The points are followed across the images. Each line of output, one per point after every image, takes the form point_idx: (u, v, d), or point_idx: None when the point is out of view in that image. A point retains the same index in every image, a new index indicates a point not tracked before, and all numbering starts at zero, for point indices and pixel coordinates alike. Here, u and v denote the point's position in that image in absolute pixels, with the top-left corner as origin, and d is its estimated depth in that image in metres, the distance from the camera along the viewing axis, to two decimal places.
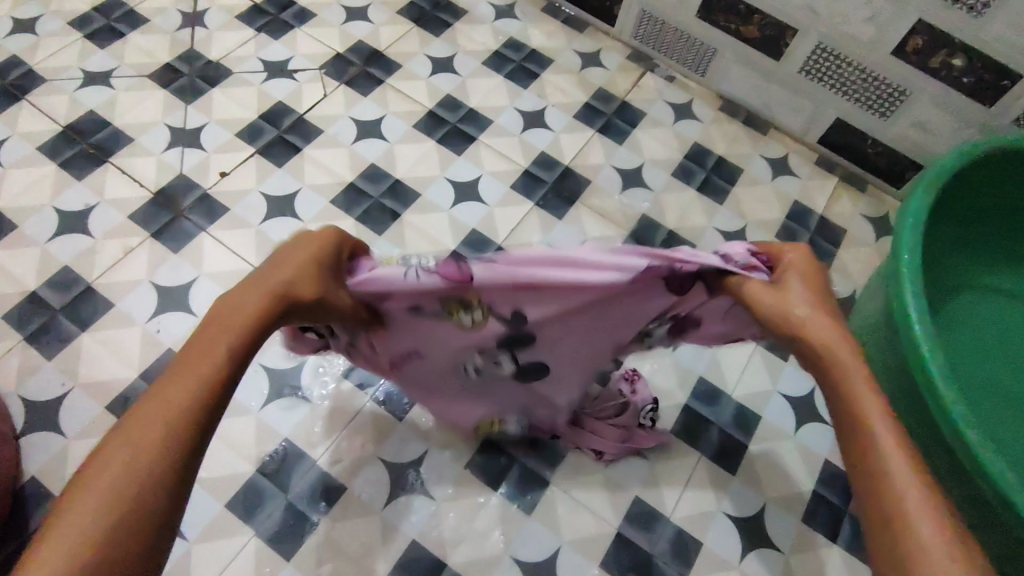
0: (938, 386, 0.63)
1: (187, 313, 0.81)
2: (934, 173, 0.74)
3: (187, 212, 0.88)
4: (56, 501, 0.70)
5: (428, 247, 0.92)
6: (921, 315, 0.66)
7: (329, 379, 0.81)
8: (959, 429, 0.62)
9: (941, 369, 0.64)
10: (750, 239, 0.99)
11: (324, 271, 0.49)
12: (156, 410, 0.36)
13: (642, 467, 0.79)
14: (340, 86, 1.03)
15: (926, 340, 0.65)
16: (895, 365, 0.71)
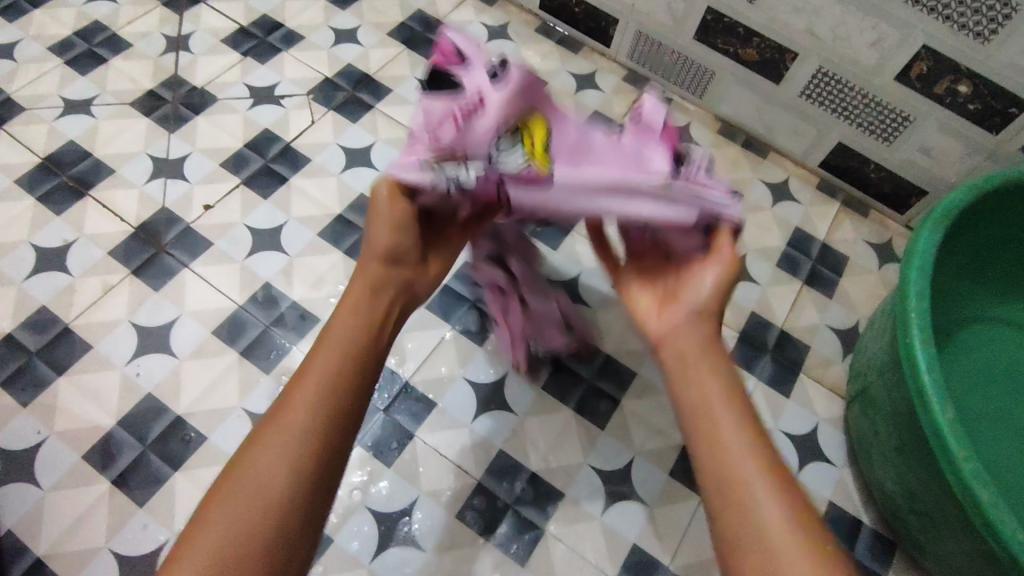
0: (949, 440, 0.61)
1: (168, 355, 0.78)
2: (943, 209, 0.72)
3: (169, 247, 0.85)
4: (31, 558, 0.67)
5: None
6: (931, 363, 0.63)
7: None
8: (968, 486, 0.60)
9: (951, 422, 0.61)
10: (750, 268, 0.96)
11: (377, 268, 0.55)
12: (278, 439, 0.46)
13: (641, 510, 0.77)
14: (328, 112, 1.00)
15: (936, 391, 0.62)
16: (903, 411, 0.69)
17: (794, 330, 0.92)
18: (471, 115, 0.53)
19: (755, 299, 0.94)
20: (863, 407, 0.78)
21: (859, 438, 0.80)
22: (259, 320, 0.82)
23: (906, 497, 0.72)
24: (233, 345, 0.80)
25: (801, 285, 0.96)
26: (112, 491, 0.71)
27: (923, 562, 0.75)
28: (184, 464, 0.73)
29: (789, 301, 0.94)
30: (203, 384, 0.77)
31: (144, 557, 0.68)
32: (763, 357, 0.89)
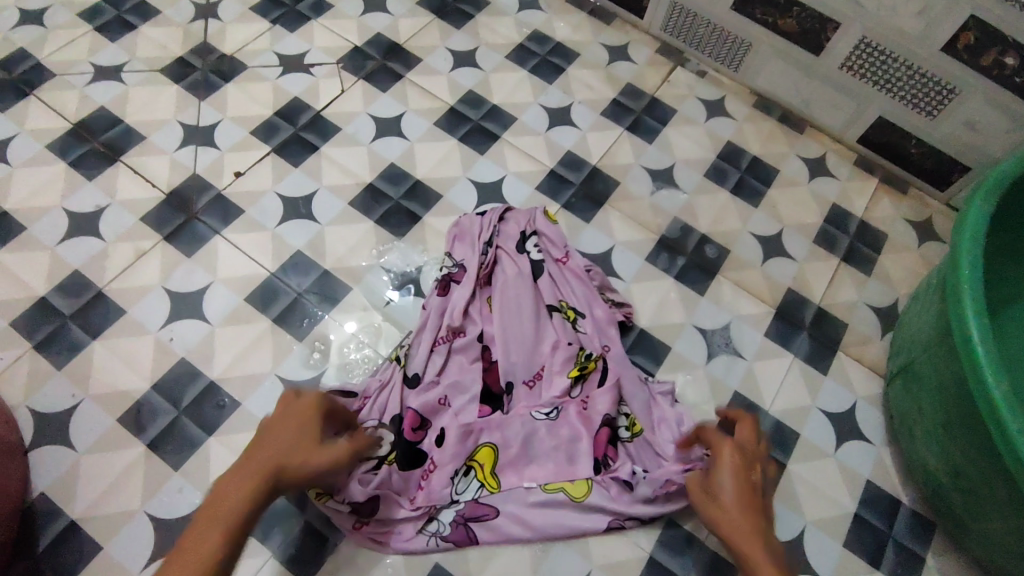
0: (1003, 413, 0.59)
1: (201, 321, 0.78)
2: (991, 182, 0.70)
3: (201, 214, 0.85)
4: (66, 519, 0.67)
5: None
6: (984, 335, 0.62)
7: None
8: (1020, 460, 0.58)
9: (1002, 396, 0.59)
10: (786, 244, 0.94)
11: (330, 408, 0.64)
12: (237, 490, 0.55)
13: None
14: (358, 81, 0.99)
15: (987, 366, 0.61)
16: (951, 386, 0.67)
17: (832, 307, 0.90)
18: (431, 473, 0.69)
19: (792, 276, 0.92)
20: (904, 385, 0.77)
21: (902, 416, 0.77)
22: (291, 288, 0.81)
23: (951, 475, 0.70)
24: (265, 312, 0.79)
25: (839, 262, 0.94)
26: (147, 455, 0.71)
27: (966, 542, 0.73)
28: (218, 429, 0.72)
29: (826, 278, 0.92)
30: (236, 351, 0.77)
31: (179, 521, 0.68)
32: (800, 334, 0.87)
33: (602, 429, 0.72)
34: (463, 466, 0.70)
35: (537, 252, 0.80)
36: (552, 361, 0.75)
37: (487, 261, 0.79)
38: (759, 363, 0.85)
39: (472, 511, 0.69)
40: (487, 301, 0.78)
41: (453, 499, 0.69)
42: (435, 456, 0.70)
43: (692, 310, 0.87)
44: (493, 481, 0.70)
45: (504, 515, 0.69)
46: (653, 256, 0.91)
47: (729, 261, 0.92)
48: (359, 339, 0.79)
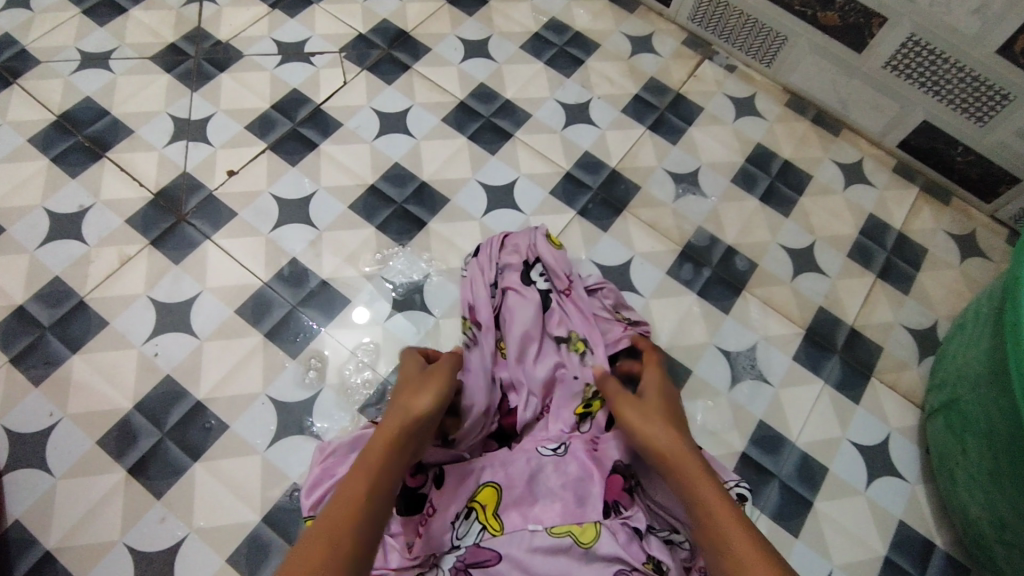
0: None
1: (189, 334, 0.73)
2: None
3: (190, 217, 0.79)
4: (41, 550, 0.63)
5: (458, 262, 0.81)
6: None
7: (345, 414, 0.71)
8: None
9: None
10: (818, 258, 0.88)
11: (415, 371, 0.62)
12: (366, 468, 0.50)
13: None
14: (361, 72, 0.92)
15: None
16: (1002, 438, 0.61)
17: (866, 329, 0.84)
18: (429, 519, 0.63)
19: (824, 293, 0.85)
20: (947, 422, 0.71)
21: (941, 456, 0.72)
22: (286, 300, 0.76)
23: (999, 529, 0.64)
24: (257, 325, 0.74)
25: (875, 279, 0.87)
26: (128, 480, 0.66)
27: None
28: (205, 454, 0.68)
29: (861, 296, 0.86)
30: (226, 367, 0.72)
31: (161, 554, 0.64)
32: (831, 358, 0.81)
33: (612, 472, 0.64)
34: (464, 509, 0.63)
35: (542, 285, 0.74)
36: (559, 395, 0.70)
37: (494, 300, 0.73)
38: (786, 389, 0.79)
39: (473, 556, 0.60)
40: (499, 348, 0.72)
41: (454, 546, 0.61)
42: (434, 499, 0.64)
43: (715, 329, 0.81)
44: (496, 524, 0.61)
45: (506, 561, 0.60)
46: (674, 270, 0.84)
47: (756, 276, 0.85)
48: (358, 358, 0.74)
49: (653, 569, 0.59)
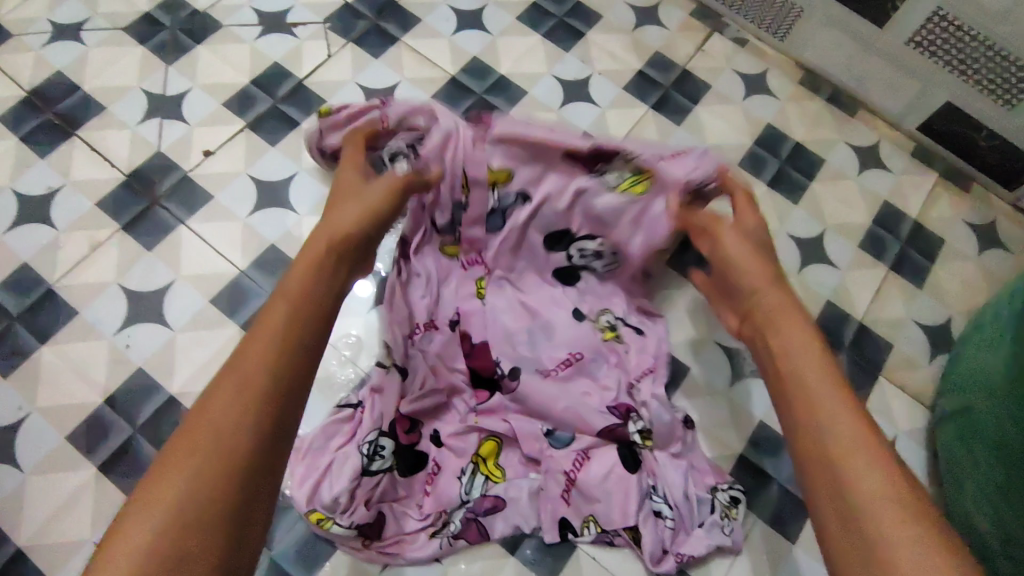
0: None
1: (162, 326, 0.70)
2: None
3: (164, 200, 0.75)
4: (10, 549, 0.61)
5: None
6: None
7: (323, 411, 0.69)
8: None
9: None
10: (827, 249, 0.83)
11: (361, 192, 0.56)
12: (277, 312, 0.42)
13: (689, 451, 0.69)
14: (347, 44, 0.87)
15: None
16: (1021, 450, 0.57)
17: (875, 325, 0.79)
18: (435, 476, 0.65)
19: (832, 286, 0.81)
20: (957, 428, 0.67)
21: (950, 464, 0.68)
22: (263, 289, 0.72)
23: (1004, 543, 0.60)
24: (233, 316, 0.71)
25: (887, 271, 0.82)
26: (98, 478, 0.64)
27: None
28: None
29: (871, 290, 0.81)
30: (200, 361, 0.69)
31: None
32: (837, 355, 0.77)
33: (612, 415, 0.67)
34: (469, 465, 0.66)
35: (590, 258, 0.73)
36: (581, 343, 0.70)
37: (512, 143, 0.69)
38: None
39: (481, 506, 0.65)
40: (477, 281, 0.73)
41: (462, 500, 0.65)
42: (436, 456, 0.66)
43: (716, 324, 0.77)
44: (497, 471, 0.66)
45: (511, 503, 0.65)
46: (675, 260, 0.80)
47: None
48: (341, 351, 0.72)
49: (631, 538, 0.64)
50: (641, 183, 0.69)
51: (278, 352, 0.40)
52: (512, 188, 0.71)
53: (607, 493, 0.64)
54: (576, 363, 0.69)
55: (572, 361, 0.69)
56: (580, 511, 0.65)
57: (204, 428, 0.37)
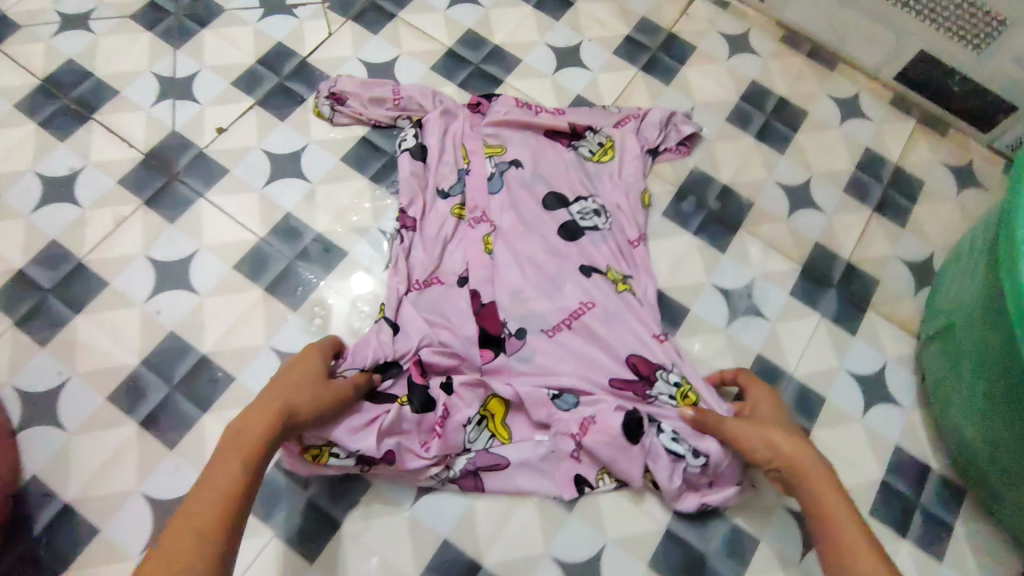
0: None
1: (188, 291, 0.73)
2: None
3: (183, 176, 0.79)
4: (61, 502, 0.65)
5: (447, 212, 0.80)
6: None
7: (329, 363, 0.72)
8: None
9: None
10: (813, 194, 0.87)
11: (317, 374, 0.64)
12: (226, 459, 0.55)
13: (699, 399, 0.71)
14: (346, 22, 0.90)
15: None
16: (999, 370, 0.61)
17: (862, 263, 0.84)
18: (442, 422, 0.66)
19: (820, 229, 0.85)
20: (942, 349, 0.72)
21: (937, 383, 0.73)
22: (282, 254, 0.76)
23: (999, 462, 0.65)
24: (256, 281, 0.75)
25: (871, 213, 0.87)
26: (140, 434, 0.68)
27: (1001, 515, 0.70)
28: (212, 405, 0.69)
29: (857, 230, 0.86)
30: (227, 322, 0.72)
31: (177, 501, 0.66)
32: (827, 292, 0.82)
33: (633, 359, 0.70)
34: (477, 415, 0.68)
35: (589, 216, 0.77)
36: (594, 292, 0.73)
37: (499, 121, 0.81)
38: (784, 324, 0.79)
39: (482, 460, 0.68)
40: (483, 240, 0.74)
41: (466, 448, 0.68)
42: (448, 401, 0.67)
43: (713, 267, 0.82)
44: (504, 431, 0.69)
45: (515, 465, 0.68)
46: (670, 211, 0.84)
47: (751, 214, 0.85)
48: (359, 309, 0.75)
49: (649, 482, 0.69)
50: (610, 151, 0.83)
51: (223, 503, 0.52)
52: (506, 156, 0.79)
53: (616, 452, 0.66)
54: (587, 311, 0.72)
55: (581, 311, 0.72)
56: (593, 465, 0.68)
57: (177, 555, 0.49)
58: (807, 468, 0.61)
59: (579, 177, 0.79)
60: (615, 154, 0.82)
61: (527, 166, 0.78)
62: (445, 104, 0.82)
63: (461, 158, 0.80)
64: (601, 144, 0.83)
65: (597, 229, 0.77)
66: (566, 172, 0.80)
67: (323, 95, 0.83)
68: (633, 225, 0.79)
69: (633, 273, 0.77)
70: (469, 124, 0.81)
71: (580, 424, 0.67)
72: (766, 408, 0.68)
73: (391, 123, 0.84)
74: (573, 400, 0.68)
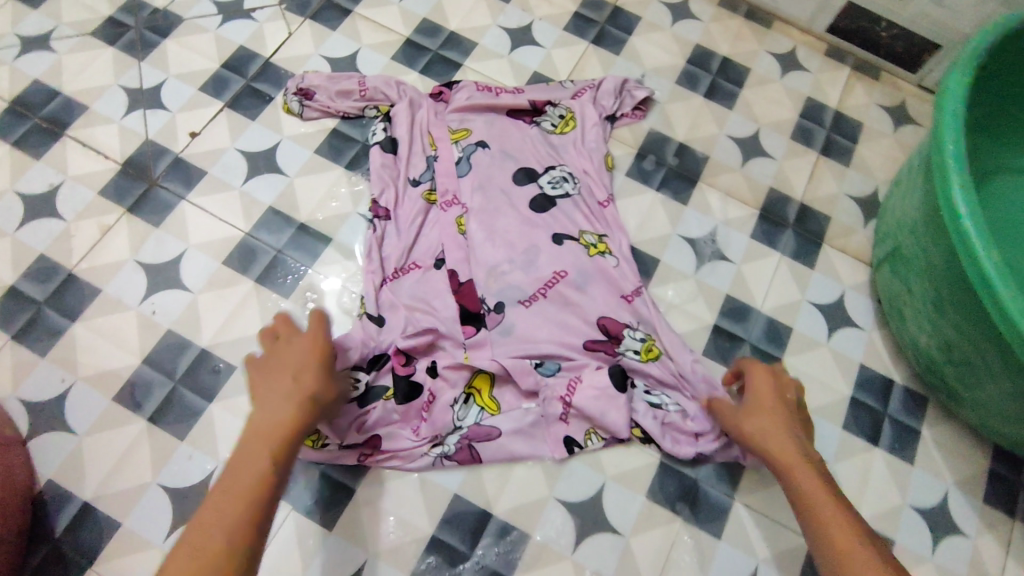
0: (992, 282, 0.59)
1: (181, 290, 0.76)
2: (967, 66, 0.67)
3: (162, 181, 0.81)
4: (80, 501, 0.67)
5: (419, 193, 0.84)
6: (969, 206, 0.62)
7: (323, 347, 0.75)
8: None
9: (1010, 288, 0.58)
10: (763, 143, 0.93)
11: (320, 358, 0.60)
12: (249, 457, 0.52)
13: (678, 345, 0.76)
14: (304, 22, 0.93)
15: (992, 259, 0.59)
16: (950, 274, 0.66)
17: (814, 202, 0.90)
18: (429, 406, 0.71)
19: (772, 175, 0.91)
20: (892, 268, 0.78)
21: (891, 300, 0.79)
22: (268, 246, 0.79)
23: (952, 359, 0.71)
24: (246, 273, 0.77)
25: (818, 156, 0.93)
26: (150, 428, 0.70)
27: (959, 413, 0.76)
28: (217, 395, 0.72)
29: (806, 173, 0.92)
30: (223, 315, 0.75)
31: (195, 487, 0.68)
32: (785, 232, 0.88)
33: (607, 321, 0.74)
34: (463, 394, 0.72)
35: (560, 184, 0.82)
36: (565, 260, 0.77)
37: (462, 107, 0.85)
38: (748, 265, 0.85)
39: (475, 433, 0.71)
40: (456, 221, 0.79)
41: (455, 426, 0.71)
42: (431, 386, 0.72)
43: (678, 219, 0.87)
44: (493, 404, 0.72)
45: (506, 434, 0.72)
46: (633, 170, 0.89)
47: (708, 167, 0.90)
48: (349, 290, 0.78)
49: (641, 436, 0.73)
50: (571, 123, 0.87)
51: (249, 500, 0.50)
52: (471, 139, 0.83)
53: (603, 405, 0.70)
54: (561, 280, 0.76)
55: (555, 281, 0.76)
56: (581, 426, 0.72)
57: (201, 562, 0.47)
58: (783, 450, 0.61)
59: (546, 150, 0.84)
60: (576, 125, 0.87)
61: (491, 145, 0.82)
62: (408, 93, 0.86)
63: (428, 145, 0.83)
64: (562, 117, 0.87)
65: (568, 197, 0.81)
66: (530, 146, 0.84)
67: (291, 91, 0.86)
68: (602, 186, 0.84)
69: (607, 232, 0.81)
70: (433, 112, 0.85)
71: (568, 387, 0.71)
72: (760, 385, 0.66)
73: (359, 114, 0.87)
74: (555, 366, 0.72)
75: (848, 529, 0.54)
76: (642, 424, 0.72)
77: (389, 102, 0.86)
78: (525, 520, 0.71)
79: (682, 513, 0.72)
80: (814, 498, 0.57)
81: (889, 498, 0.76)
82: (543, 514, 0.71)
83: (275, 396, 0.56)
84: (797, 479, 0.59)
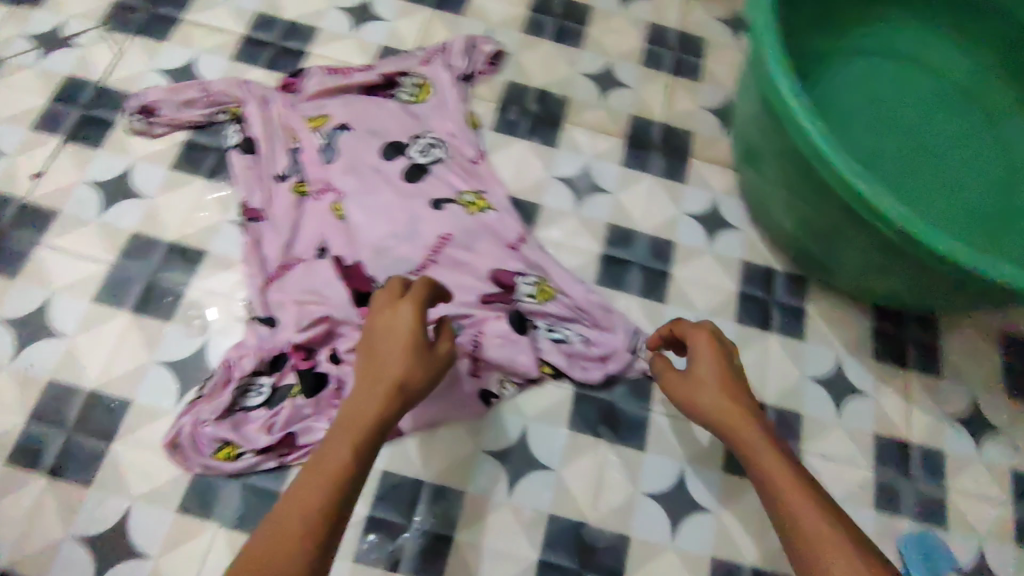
0: (825, 153, 0.63)
1: (54, 336, 0.73)
2: None
3: (10, 231, 0.77)
4: None
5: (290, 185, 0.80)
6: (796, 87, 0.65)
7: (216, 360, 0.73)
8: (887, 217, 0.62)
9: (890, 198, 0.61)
10: (617, 75, 0.96)
11: (419, 342, 0.57)
12: (335, 443, 0.52)
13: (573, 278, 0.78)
14: (133, 38, 0.89)
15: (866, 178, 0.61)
16: (831, 197, 0.69)
17: (674, 121, 0.94)
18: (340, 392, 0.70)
19: (630, 103, 0.94)
20: (750, 165, 0.83)
21: (756, 194, 0.84)
22: (140, 273, 0.76)
23: (813, 233, 0.76)
24: (122, 305, 0.75)
25: (670, 77, 0.97)
26: (54, 484, 0.67)
27: (834, 283, 0.82)
28: (118, 433, 0.69)
29: (662, 95, 0.95)
30: (107, 352, 0.72)
31: (114, 530, 0.66)
32: (652, 154, 0.91)
33: (499, 273, 0.76)
34: None
35: (428, 152, 0.82)
36: (447, 224, 0.78)
37: (316, 94, 0.84)
38: (623, 191, 0.88)
39: None
40: (333, 208, 0.78)
41: None
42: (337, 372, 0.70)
43: (550, 162, 0.89)
44: None
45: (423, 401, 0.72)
46: (497, 124, 0.90)
47: (569, 108, 0.93)
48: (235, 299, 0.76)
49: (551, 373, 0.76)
50: (428, 90, 0.87)
51: (336, 486, 0.49)
52: (332, 123, 0.82)
53: (509, 352, 0.73)
54: (446, 244, 0.77)
55: (440, 245, 0.77)
56: (493, 376, 0.74)
57: (286, 547, 0.46)
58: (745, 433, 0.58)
59: (410, 121, 0.84)
60: (435, 91, 0.87)
61: (352, 126, 0.82)
62: (255, 93, 0.84)
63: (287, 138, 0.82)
64: (417, 85, 0.88)
65: (439, 162, 0.81)
66: (393, 118, 0.83)
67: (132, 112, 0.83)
68: (469, 145, 0.84)
69: (484, 187, 0.82)
70: (286, 104, 0.83)
71: (473, 340, 0.73)
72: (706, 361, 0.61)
73: (210, 121, 0.84)
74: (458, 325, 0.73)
75: (821, 517, 0.50)
76: (551, 361, 0.75)
77: (239, 104, 0.84)
78: (458, 479, 0.72)
79: (604, 435, 0.75)
80: (785, 490, 0.53)
81: (790, 377, 0.81)
82: (473, 468, 0.73)
83: (362, 378, 0.56)
84: (767, 468, 0.55)
